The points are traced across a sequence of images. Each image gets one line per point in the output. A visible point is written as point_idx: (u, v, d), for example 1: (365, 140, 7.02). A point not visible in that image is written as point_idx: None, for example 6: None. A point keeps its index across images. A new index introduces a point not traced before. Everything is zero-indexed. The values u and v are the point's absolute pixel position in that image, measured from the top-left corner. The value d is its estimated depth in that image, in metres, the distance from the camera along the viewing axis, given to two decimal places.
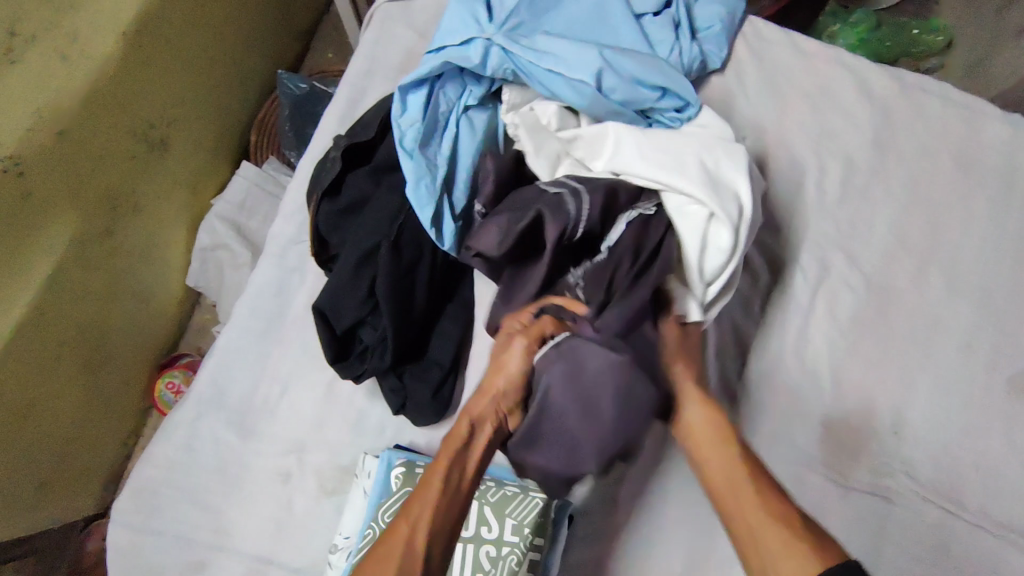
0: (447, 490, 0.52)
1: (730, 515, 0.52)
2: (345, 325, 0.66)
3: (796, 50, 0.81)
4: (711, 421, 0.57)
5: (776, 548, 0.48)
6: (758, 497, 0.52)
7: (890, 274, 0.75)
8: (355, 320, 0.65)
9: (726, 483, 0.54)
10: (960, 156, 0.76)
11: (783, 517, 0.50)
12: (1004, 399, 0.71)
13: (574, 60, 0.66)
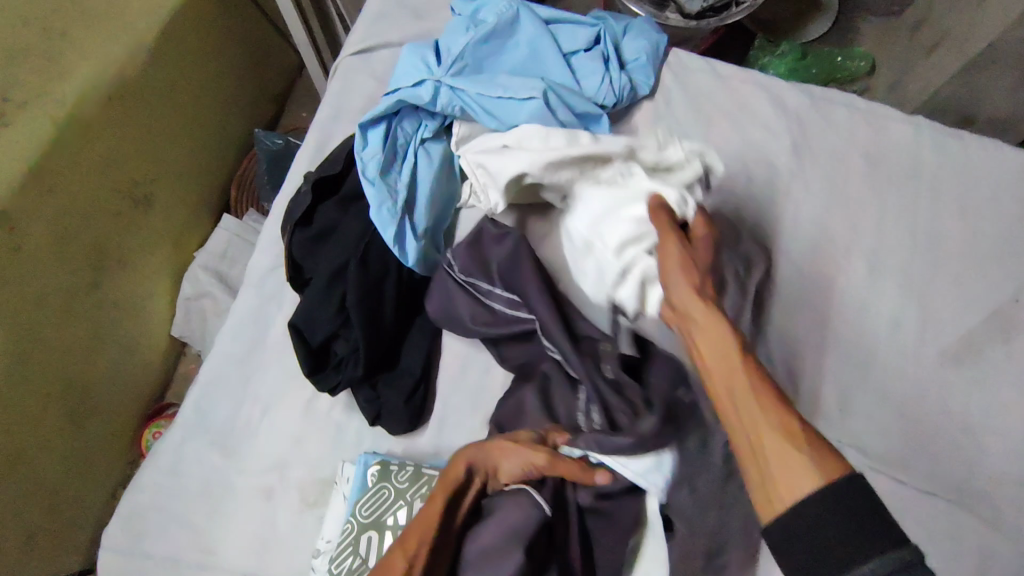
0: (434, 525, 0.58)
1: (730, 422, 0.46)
2: (319, 339, 0.71)
3: (716, 75, 0.90)
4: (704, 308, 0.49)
5: (775, 461, 0.42)
6: (760, 406, 0.44)
7: (818, 264, 0.82)
8: (328, 334, 0.71)
9: (721, 385, 0.46)
10: (869, 156, 0.86)
11: (787, 427, 0.43)
12: (935, 369, 0.78)
13: (515, 95, 0.75)
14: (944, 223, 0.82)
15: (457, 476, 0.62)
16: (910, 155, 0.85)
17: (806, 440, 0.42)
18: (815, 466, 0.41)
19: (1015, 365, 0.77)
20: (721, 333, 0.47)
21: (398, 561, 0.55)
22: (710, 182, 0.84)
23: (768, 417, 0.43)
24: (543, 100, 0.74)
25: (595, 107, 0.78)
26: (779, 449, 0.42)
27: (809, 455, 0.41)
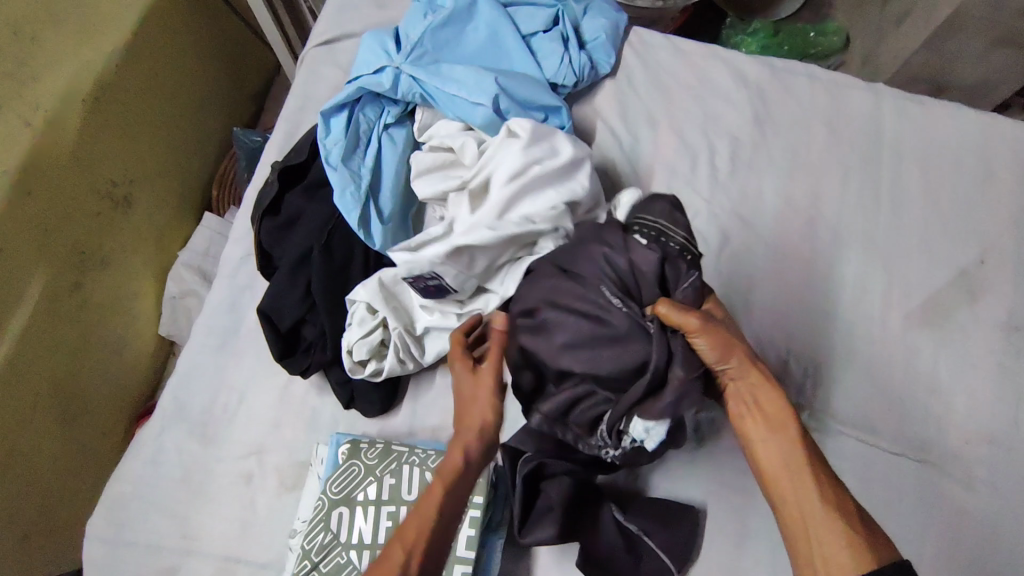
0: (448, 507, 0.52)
1: (779, 500, 0.54)
2: (287, 324, 0.72)
3: (676, 51, 0.90)
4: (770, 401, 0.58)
5: (824, 538, 0.50)
6: (817, 491, 0.52)
7: (783, 234, 0.82)
8: (296, 318, 0.72)
9: (769, 468, 0.56)
10: (830, 124, 0.86)
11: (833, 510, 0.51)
12: (900, 333, 0.79)
13: (465, 95, 0.76)
14: (906, 187, 0.83)
15: (456, 463, 0.54)
16: (872, 122, 0.86)
17: (849, 525, 0.50)
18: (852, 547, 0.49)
19: (978, 325, 0.78)
20: (780, 420, 0.57)
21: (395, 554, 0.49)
22: (675, 155, 0.85)
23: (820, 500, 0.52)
24: (492, 107, 0.75)
25: (557, 99, 0.78)
26: (823, 525, 0.50)
27: (847, 541, 0.49)
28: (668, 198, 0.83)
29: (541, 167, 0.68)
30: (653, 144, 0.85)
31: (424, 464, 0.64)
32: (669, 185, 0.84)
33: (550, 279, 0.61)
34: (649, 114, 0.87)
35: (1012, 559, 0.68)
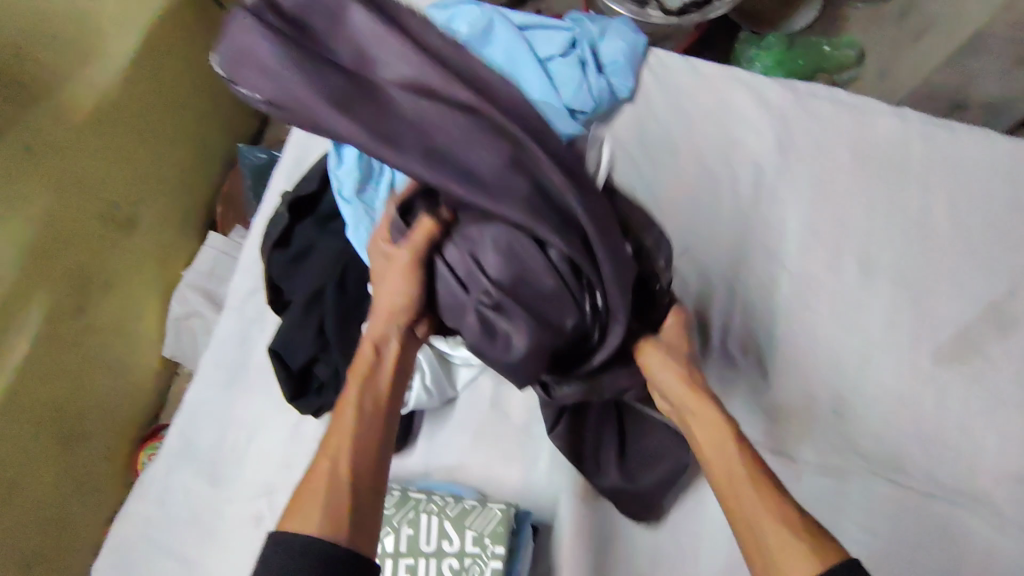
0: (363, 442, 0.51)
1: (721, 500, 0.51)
2: (299, 363, 0.70)
3: (696, 73, 0.88)
4: (699, 401, 0.56)
5: (767, 534, 0.46)
6: (751, 482, 0.49)
7: (808, 265, 0.80)
8: (308, 358, 0.70)
9: (724, 474, 0.51)
10: (856, 151, 0.83)
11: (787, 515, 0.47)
12: (929, 369, 0.77)
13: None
14: (934, 216, 0.81)
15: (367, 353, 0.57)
16: (899, 149, 0.83)
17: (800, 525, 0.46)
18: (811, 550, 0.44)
19: (1009, 360, 0.76)
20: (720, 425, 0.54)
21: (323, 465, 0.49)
22: (696, 183, 0.82)
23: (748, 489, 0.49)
24: None
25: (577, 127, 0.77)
26: (760, 509, 0.47)
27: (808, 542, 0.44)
28: (689, 226, 0.81)
29: None
30: (673, 172, 0.83)
31: (442, 512, 0.63)
32: (690, 214, 0.81)
33: (538, 228, 0.52)
34: (668, 140, 0.85)
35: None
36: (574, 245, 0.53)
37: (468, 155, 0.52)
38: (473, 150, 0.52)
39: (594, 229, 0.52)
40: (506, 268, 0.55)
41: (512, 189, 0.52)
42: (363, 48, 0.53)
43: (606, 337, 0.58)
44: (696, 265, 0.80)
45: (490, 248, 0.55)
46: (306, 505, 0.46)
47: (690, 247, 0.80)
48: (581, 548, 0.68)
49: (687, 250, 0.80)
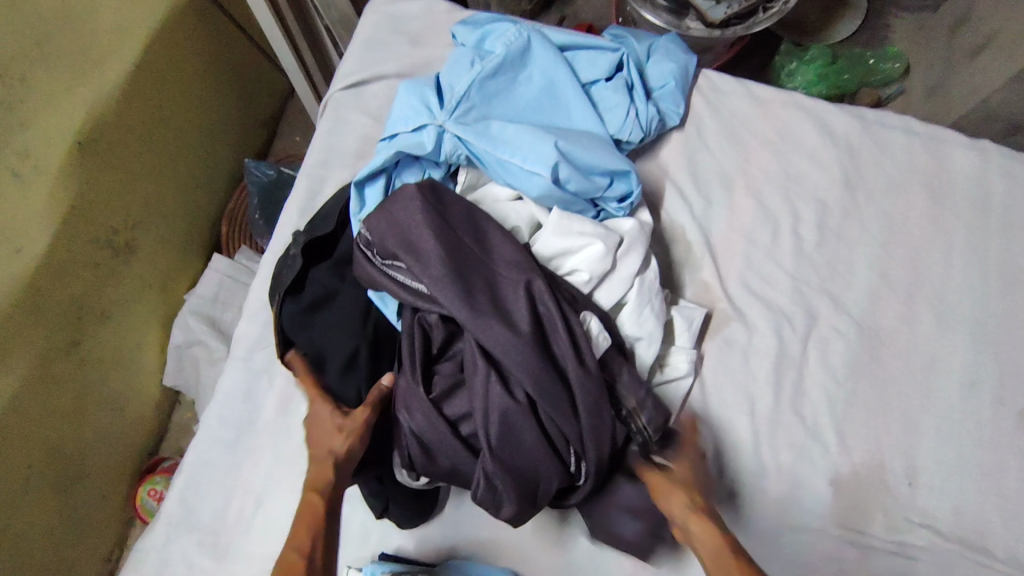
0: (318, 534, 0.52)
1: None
2: None
3: (751, 99, 0.80)
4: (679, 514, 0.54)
5: None
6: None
7: (878, 314, 0.71)
8: None
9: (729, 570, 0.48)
10: (930, 187, 0.75)
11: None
12: (1015, 434, 0.69)
13: (519, 161, 0.66)
14: (1019, 261, 0.73)
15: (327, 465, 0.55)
16: (979, 185, 0.75)
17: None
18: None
19: None
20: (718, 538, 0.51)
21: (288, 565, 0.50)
22: (753, 222, 0.74)
23: None
24: (551, 176, 0.65)
25: (624, 162, 0.67)
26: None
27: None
28: (746, 271, 0.73)
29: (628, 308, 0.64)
30: (727, 209, 0.75)
31: None
32: (747, 256, 0.73)
33: (542, 391, 0.56)
34: (721, 173, 0.76)
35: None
36: (562, 412, 0.56)
37: (486, 315, 0.57)
38: (490, 314, 0.57)
39: (581, 406, 0.57)
40: (493, 422, 0.56)
41: (518, 350, 0.56)
42: (439, 203, 0.61)
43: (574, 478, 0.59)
44: (755, 314, 0.71)
45: (484, 401, 0.56)
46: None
47: (748, 293, 0.72)
48: None
49: (745, 297, 0.72)
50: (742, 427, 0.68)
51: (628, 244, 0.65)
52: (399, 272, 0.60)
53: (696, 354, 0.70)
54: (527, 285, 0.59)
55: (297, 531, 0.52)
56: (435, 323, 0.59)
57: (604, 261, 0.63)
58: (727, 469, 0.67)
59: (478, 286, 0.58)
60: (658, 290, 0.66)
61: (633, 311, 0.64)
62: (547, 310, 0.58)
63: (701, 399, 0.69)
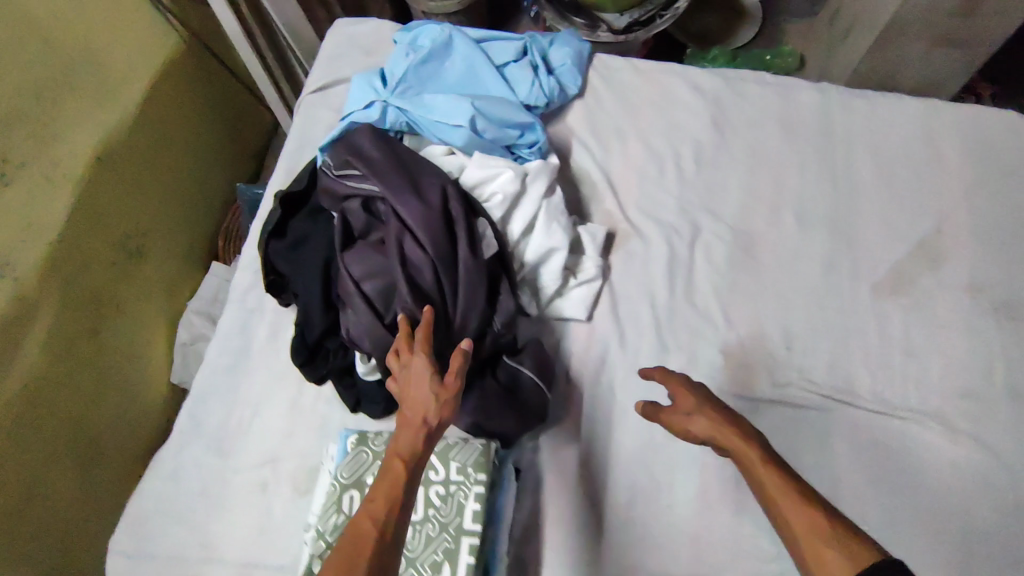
0: (397, 509, 0.51)
1: (780, 516, 0.54)
2: (316, 335, 0.75)
3: (636, 71, 0.98)
4: (718, 431, 0.62)
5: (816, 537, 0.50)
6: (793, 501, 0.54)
7: (749, 221, 0.88)
8: (324, 329, 0.75)
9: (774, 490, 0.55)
10: (784, 121, 0.93)
11: (820, 531, 0.50)
12: (870, 303, 0.84)
13: (445, 120, 0.84)
14: (859, 171, 0.90)
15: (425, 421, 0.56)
16: (823, 116, 0.93)
17: (835, 539, 0.49)
18: (850, 558, 0.48)
19: (940, 290, 0.84)
20: (756, 454, 0.58)
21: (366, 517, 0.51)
22: (643, 161, 0.92)
23: (793, 509, 0.53)
24: (470, 128, 0.83)
25: (530, 116, 0.86)
26: (801, 511, 0.52)
27: (843, 553, 0.48)
28: (641, 199, 0.90)
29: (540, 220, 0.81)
30: (623, 154, 0.93)
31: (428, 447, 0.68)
32: (641, 188, 0.90)
33: (437, 252, 0.70)
34: (616, 127, 0.94)
35: (984, 506, 0.76)
36: (454, 276, 0.71)
37: (408, 194, 0.72)
38: (407, 191, 0.72)
39: (464, 277, 0.71)
40: (397, 271, 0.69)
41: (426, 217, 0.71)
42: (390, 140, 0.79)
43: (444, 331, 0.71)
44: (651, 231, 0.88)
45: (394, 257, 0.70)
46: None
47: (644, 216, 0.89)
48: (562, 485, 0.78)
49: (641, 219, 0.89)
50: (645, 317, 0.84)
51: (534, 174, 0.81)
52: (352, 176, 0.76)
53: (604, 264, 0.86)
54: (439, 185, 0.74)
55: (383, 496, 0.52)
56: (358, 209, 0.73)
57: (514, 183, 0.79)
58: (635, 351, 0.82)
59: (399, 177, 0.73)
60: (563, 212, 0.82)
61: (543, 227, 0.81)
62: (454, 205, 0.73)
63: (609, 299, 0.85)
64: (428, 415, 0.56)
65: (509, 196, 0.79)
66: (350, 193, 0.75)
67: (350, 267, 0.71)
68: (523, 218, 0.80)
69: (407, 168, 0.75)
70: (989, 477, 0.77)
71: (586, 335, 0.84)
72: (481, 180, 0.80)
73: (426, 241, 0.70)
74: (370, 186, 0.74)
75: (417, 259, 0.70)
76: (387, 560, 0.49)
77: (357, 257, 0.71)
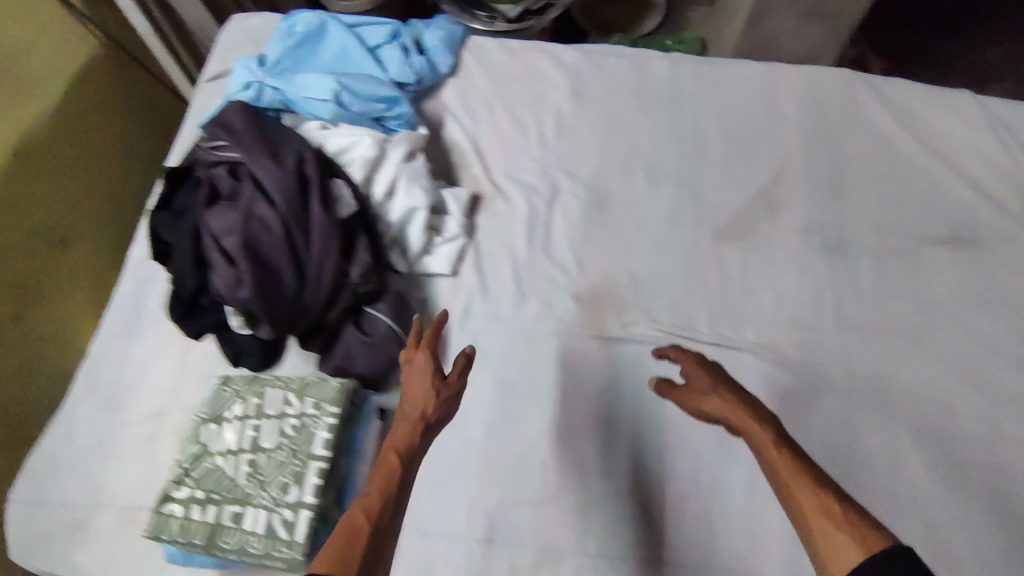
0: (392, 493, 0.57)
1: (792, 500, 0.55)
2: (188, 292, 0.80)
3: (506, 49, 1.06)
4: (738, 413, 0.63)
5: (841, 528, 0.51)
6: (812, 489, 0.55)
7: (604, 180, 0.96)
8: (195, 286, 0.80)
9: (792, 476, 0.56)
10: (638, 89, 1.01)
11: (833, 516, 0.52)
12: (712, 248, 0.92)
13: (315, 96, 0.91)
14: (706, 130, 0.98)
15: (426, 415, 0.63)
16: (673, 83, 1.01)
17: (849, 525, 0.51)
18: (866, 547, 0.49)
19: (776, 234, 0.92)
20: (772, 435, 0.60)
21: (358, 510, 0.56)
22: (509, 129, 0.99)
23: (809, 498, 0.54)
24: (335, 102, 0.91)
25: (395, 90, 0.93)
26: (820, 499, 0.54)
27: (855, 539, 0.50)
28: (506, 163, 0.97)
29: (399, 179, 0.88)
30: (490, 124, 1.00)
31: (286, 384, 0.75)
32: (505, 153, 0.98)
33: (291, 210, 0.78)
34: (485, 100, 1.02)
35: (812, 427, 0.82)
36: (308, 232, 0.78)
37: (265, 158, 0.79)
38: (265, 156, 0.79)
39: (317, 231, 0.78)
40: (252, 227, 0.76)
41: (280, 178, 0.78)
42: (259, 113, 0.86)
43: (299, 281, 0.78)
44: (514, 192, 0.95)
45: (249, 213, 0.77)
46: (342, 557, 0.51)
47: (508, 179, 0.96)
48: None
49: (506, 181, 0.96)
50: (507, 270, 0.91)
51: (396, 140, 0.90)
52: (220, 146, 0.83)
53: (468, 224, 0.93)
54: (297, 151, 0.81)
55: (375, 488, 0.57)
56: (222, 174, 0.81)
57: (373, 148, 0.87)
58: (496, 301, 0.90)
59: (259, 144, 0.81)
60: (425, 175, 0.90)
61: (404, 188, 0.88)
62: (310, 168, 0.81)
63: (473, 254, 0.92)
64: (426, 411, 0.64)
65: (368, 158, 0.87)
66: (217, 161, 0.82)
67: (211, 224, 0.78)
68: (384, 180, 0.87)
69: (270, 137, 0.83)
70: (811, 397, 0.83)
71: (453, 289, 0.91)
72: (346, 144, 0.88)
73: (281, 199, 0.77)
74: (234, 154, 0.82)
75: (270, 215, 0.77)
76: (383, 538, 0.54)
77: (217, 215, 0.78)
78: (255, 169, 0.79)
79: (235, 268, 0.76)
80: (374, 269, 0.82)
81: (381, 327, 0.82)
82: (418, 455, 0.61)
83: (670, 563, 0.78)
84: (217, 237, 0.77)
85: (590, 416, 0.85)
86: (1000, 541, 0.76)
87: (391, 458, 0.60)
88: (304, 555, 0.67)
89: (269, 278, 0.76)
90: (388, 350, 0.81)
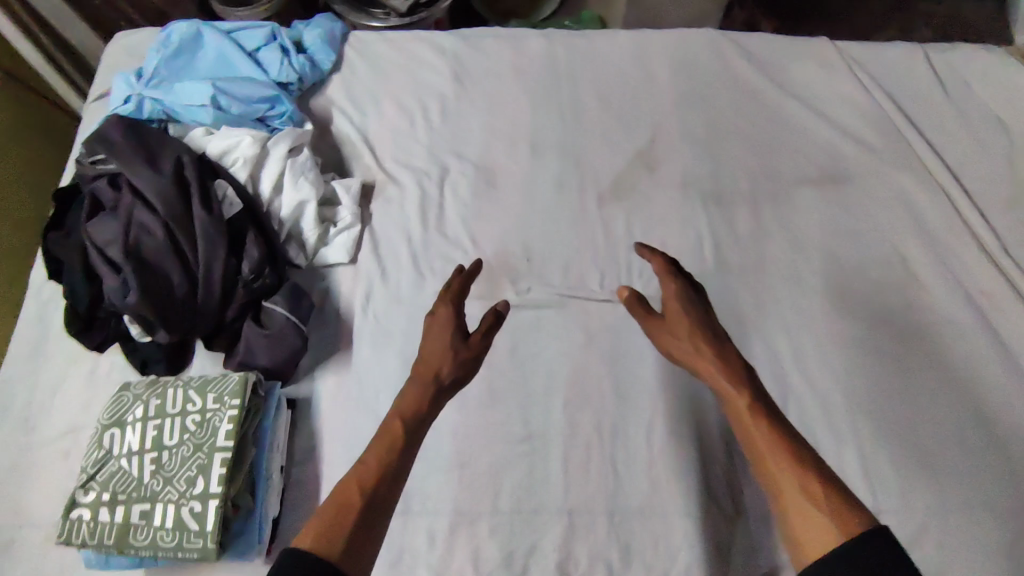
0: (389, 463, 0.60)
1: (767, 466, 0.58)
2: (84, 306, 0.83)
3: (386, 41, 1.09)
4: (725, 378, 0.65)
5: (821, 513, 0.52)
6: (792, 462, 0.56)
7: (490, 157, 1.00)
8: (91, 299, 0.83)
9: (771, 450, 0.58)
10: (516, 69, 1.06)
11: (809, 493, 0.54)
12: (597, 210, 0.97)
13: (193, 102, 0.93)
14: (583, 101, 1.03)
15: (439, 374, 0.68)
16: (549, 60, 1.06)
17: (825, 504, 0.53)
18: (839, 527, 0.51)
19: (656, 191, 0.98)
20: (749, 400, 0.62)
21: (354, 478, 0.59)
22: (395, 118, 1.02)
23: (791, 480, 0.55)
24: (213, 106, 0.93)
25: (274, 90, 0.96)
26: (798, 478, 0.55)
27: (830, 518, 0.52)
28: (395, 150, 1.00)
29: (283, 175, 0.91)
30: (377, 114, 1.03)
31: (186, 383, 0.77)
32: (394, 141, 1.01)
33: (170, 215, 0.80)
34: (370, 92, 1.05)
35: None
36: (191, 233, 0.81)
37: (142, 167, 0.82)
38: (142, 165, 0.82)
39: (199, 232, 0.81)
40: (136, 236, 0.80)
41: (158, 185, 0.81)
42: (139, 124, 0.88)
43: (188, 283, 0.81)
44: (405, 176, 0.98)
45: (131, 223, 0.80)
46: (333, 526, 0.54)
47: (398, 165, 0.99)
48: (337, 405, 0.85)
49: (396, 167, 0.99)
50: (404, 251, 0.94)
51: (278, 138, 0.92)
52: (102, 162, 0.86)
53: (361, 212, 0.95)
54: (175, 158, 0.84)
55: (373, 458, 0.60)
56: (103, 188, 0.83)
57: (254, 147, 0.90)
58: (396, 281, 0.92)
59: (136, 154, 0.83)
60: (311, 168, 0.92)
61: (290, 184, 0.91)
62: (189, 173, 0.84)
63: (370, 240, 0.95)
64: (441, 373, 0.68)
65: (251, 158, 0.90)
66: (98, 176, 0.85)
67: (96, 238, 0.81)
68: (269, 179, 0.90)
69: (148, 146, 0.85)
70: None
71: (353, 275, 0.93)
72: (228, 147, 0.90)
73: (160, 206, 0.80)
74: (112, 165, 0.84)
75: (153, 223, 0.80)
76: (375, 509, 0.57)
77: (101, 228, 0.81)
78: (133, 179, 0.82)
79: (121, 275, 0.78)
80: (265, 262, 0.85)
81: (276, 318, 0.84)
82: (428, 417, 0.66)
83: (579, 511, 0.81)
84: (102, 248, 0.80)
85: (495, 381, 0.88)
86: (882, 449, 0.82)
87: (394, 424, 0.63)
88: (214, 543, 0.70)
89: (156, 283, 0.79)
90: (285, 339, 0.83)
